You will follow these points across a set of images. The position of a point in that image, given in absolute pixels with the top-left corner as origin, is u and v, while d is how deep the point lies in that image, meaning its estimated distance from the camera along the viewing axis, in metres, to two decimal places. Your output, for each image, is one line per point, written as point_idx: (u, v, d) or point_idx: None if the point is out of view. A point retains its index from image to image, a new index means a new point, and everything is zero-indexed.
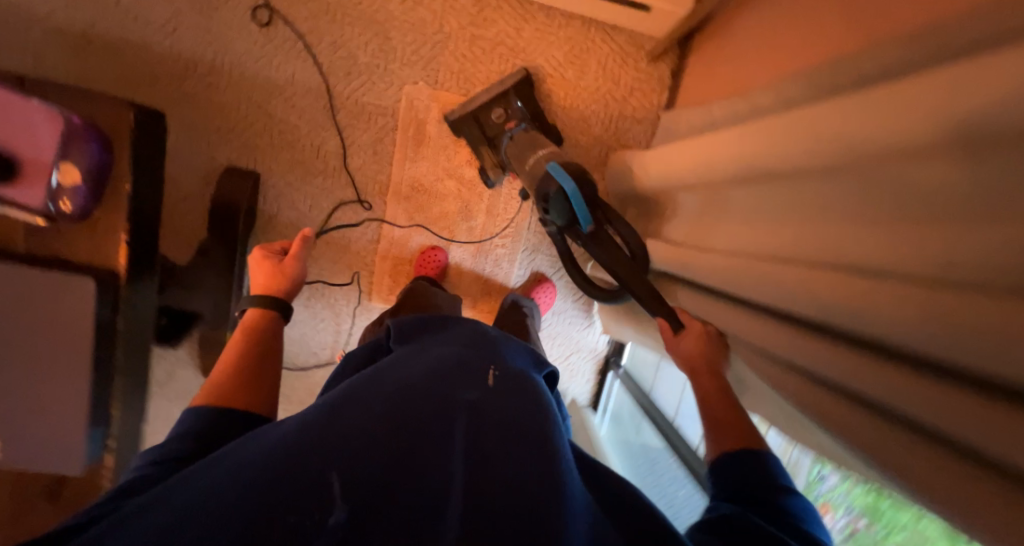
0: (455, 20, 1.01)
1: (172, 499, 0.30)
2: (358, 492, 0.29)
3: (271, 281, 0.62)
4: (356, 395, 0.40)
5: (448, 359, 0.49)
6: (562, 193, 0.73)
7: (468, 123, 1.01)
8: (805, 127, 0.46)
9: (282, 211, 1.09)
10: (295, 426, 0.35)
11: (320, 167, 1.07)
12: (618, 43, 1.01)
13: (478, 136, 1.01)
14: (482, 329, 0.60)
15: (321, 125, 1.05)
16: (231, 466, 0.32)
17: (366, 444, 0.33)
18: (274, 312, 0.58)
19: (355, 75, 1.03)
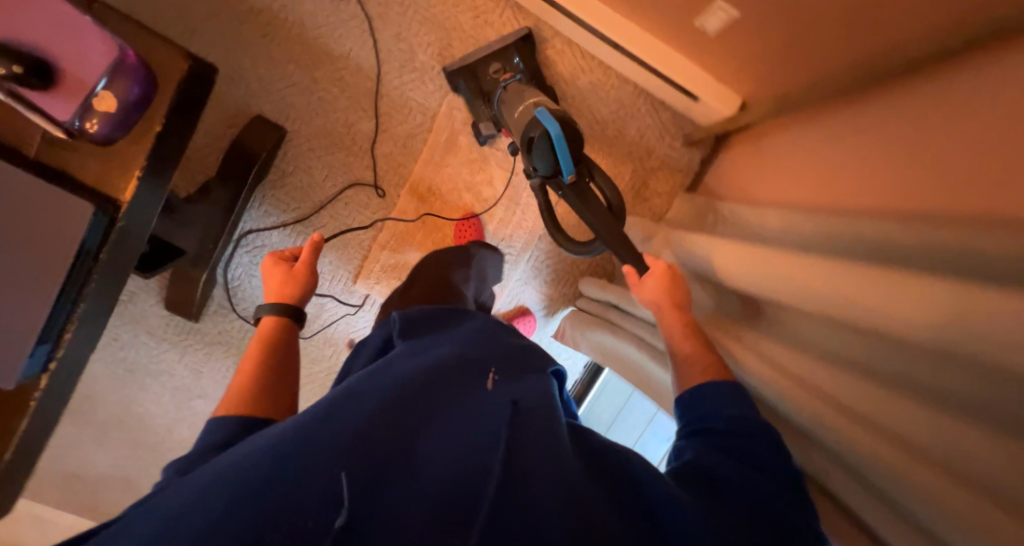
0: None
1: (176, 502, 0.33)
2: (348, 484, 0.33)
3: (282, 287, 0.63)
4: (351, 399, 0.43)
5: (441, 368, 0.51)
6: (547, 138, 0.66)
7: (466, 78, 1.00)
8: (811, 266, 0.50)
9: (296, 172, 1.10)
10: (292, 428, 0.39)
11: (348, 143, 1.08)
12: (660, 119, 1.05)
13: (474, 90, 0.99)
14: (482, 330, 0.64)
15: (361, 105, 1.07)
16: (231, 470, 0.35)
17: (349, 449, 0.36)
18: (289, 320, 0.61)
19: (408, 70, 1.06)
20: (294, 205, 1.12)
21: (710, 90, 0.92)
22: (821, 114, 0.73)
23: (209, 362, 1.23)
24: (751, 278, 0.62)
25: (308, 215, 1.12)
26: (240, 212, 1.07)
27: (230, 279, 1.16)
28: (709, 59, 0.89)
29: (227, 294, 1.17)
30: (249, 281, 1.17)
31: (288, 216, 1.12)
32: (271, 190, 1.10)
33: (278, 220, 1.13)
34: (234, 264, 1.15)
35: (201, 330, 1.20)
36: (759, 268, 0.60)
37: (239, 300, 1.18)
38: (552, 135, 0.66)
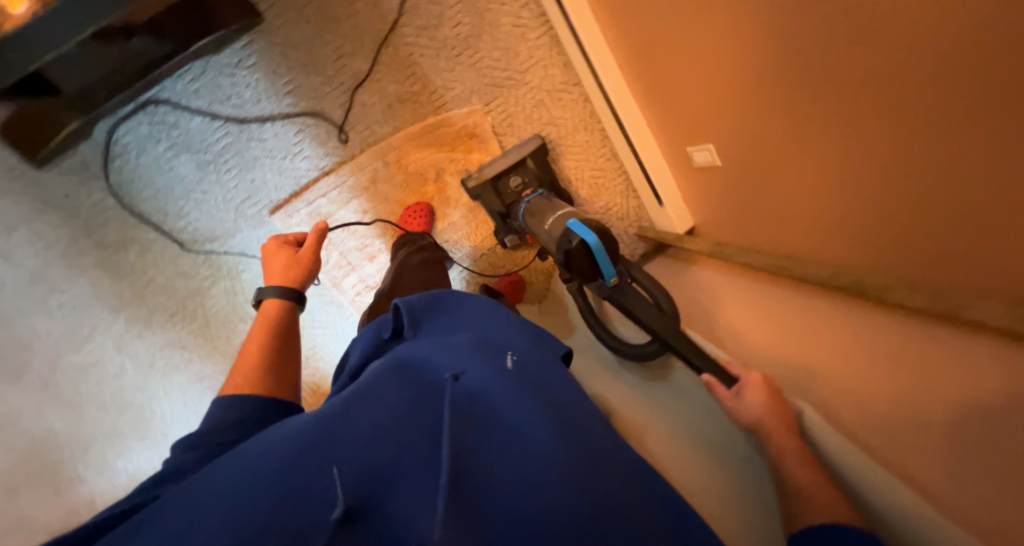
0: (539, 78, 1.04)
1: (206, 487, 0.33)
2: (361, 490, 0.32)
3: (286, 270, 0.71)
4: (372, 390, 0.42)
5: (456, 350, 0.51)
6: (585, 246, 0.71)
7: (485, 196, 0.97)
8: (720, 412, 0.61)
9: (255, 69, 0.94)
10: (314, 420, 0.38)
11: (330, 69, 0.97)
12: (626, 204, 1.15)
13: (495, 205, 0.99)
14: (494, 315, 0.64)
15: (362, 42, 0.97)
16: (253, 463, 0.34)
17: (375, 445, 0.35)
18: (290, 303, 0.68)
19: (426, 35, 0.99)
20: (234, 101, 0.95)
21: (674, 204, 1.05)
22: (745, 275, 0.88)
23: (30, 223, 0.93)
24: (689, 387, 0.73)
25: (248, 120, 0.96)
26: (159, 76, 0.89)
27: (112, 142, 0.93)
28: (685, 179, 1.01)
29: (100, 156, 0.93)
30: (136, 155, 0.95)
31: (222, 109, 0.95)
32: (213, 73, 0.93)
33: (205, 107, 0.94)
34: (125, 128, 0.93)
35: (41, 181, 0.92)
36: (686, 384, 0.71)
37: (115, 170, 0.95)
38: (590, 246, 0.71)
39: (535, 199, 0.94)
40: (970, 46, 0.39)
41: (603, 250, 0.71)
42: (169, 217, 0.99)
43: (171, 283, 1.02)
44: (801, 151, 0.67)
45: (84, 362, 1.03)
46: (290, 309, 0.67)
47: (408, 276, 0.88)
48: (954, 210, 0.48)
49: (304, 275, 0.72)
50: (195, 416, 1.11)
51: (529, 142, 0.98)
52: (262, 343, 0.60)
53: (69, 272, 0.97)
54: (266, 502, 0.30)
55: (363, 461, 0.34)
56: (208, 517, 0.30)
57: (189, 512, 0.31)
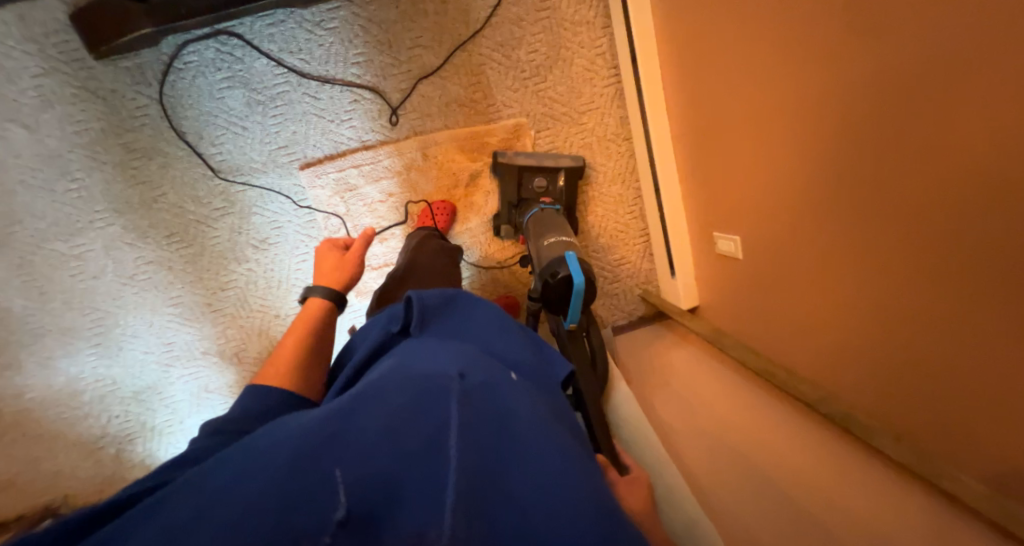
0: (593, 123, 1.07)
1: (203, 485, 0.29)
2: (367, 490, 0.27)
3: (336, 273, 0.77)
4: (383, 383, 0.39)
5: (463, 354, 0.49)
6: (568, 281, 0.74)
7: (506, 182, 0.99)
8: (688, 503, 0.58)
9: (333, 31, 0.97)
10: (327, 411, 0.34)
11: (401, 53, 1.00)
12: (640, 265, 1.15)
13: (509, 195, 1.00)
14: (507, 331, 0.62)
15: (440, 39, 1.00)
16: (256, 459, 0.30)
17: (374, 439, 0.31)
18: (333, 307, 0.71)
19: (501, 51, 1.02)
20: (303, 55, 0.98)
21: (685, 279, 1.06)
22: (736, 367, 0.88)
23: (70, 106, 0.94)
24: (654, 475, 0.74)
25: (310, 76, 0.99)
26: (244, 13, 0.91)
27: (174, 58, 0.95)
28: (704, 259, 1.02)
29: (159, 66, 0.95)
30: (193, 75, 0.97)
31: (289, 59, 0.97)
32: (293, 24, 0.97)
33: (274, 52, 0.97)
34: (192, 48, 0.95)
35: (93, 71, 0.93)
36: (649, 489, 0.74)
37: (168, 84, 0.96)
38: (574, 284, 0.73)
39: (546, 210, 0.94)
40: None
41: (577, 296, 0.74)
42: (202, 142, 0.99)
43: (181, 205, 1.01)
44: (826, 267, 0.68)
45: (68, 254, 1.00)
46: (332, 310, 0.71)
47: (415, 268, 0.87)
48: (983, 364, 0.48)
49: (346, 278, 0.77)
50: (156, 340, 1.07)
51: (570, 158, 0.99)
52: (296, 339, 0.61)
53: (86, 163, 0.97)
54: (268, 505, 0.26)
55: (375, 455, 0.30)
56: (209, 514, 0.26)
57: (185, 507, 0.27)
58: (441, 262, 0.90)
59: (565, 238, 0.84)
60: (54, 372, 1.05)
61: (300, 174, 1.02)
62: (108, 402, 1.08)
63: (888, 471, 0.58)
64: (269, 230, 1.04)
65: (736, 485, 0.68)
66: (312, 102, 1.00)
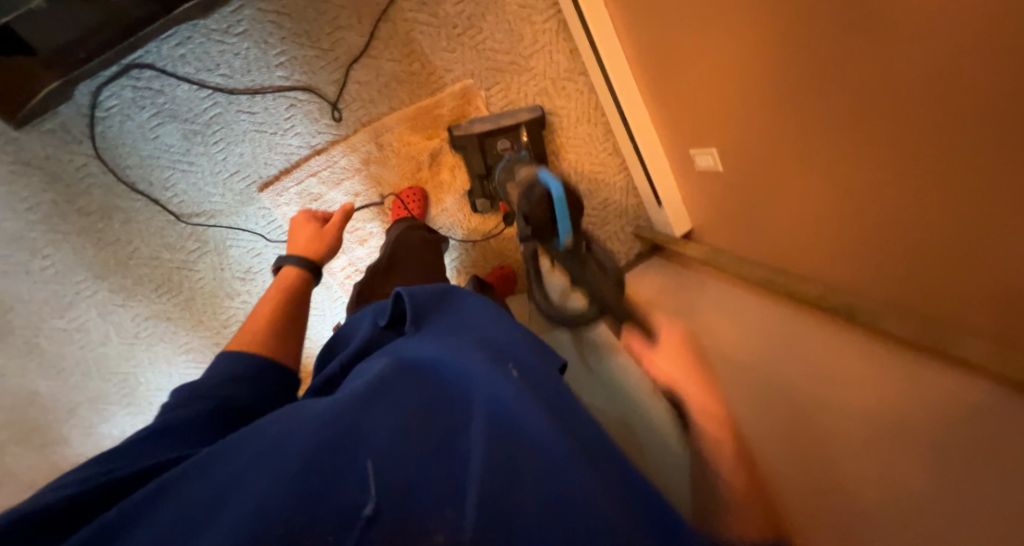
0: (544, 64, 1.00)
1: (223, 462, 0.30)
2: (391, 481, 0.28)
3: (310, 244, 0.77)
4: (398, 374, 0.39)
5: (466, 343, 0.48)
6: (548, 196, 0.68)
7: (468, 151, 0.94)
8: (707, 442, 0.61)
9: (244, 36, 0.90)
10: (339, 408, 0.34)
11: (322, 41, 0.92)
12: (624, 201, 1.12)
13: (475, 165, 0.95)
14: (496, 315, 0.60)
15: (359, 14, 0.92)
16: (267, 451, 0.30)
17: (392, 433, 0.32)
18: (308, 275, 0.71)
19: (426, 11, 0.93)
20: (223, 70, 0.91)
21: (672, 207, 1.03)
22: (734, 285, 0.88)
23: (10, 186, 0.90)
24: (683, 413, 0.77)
25: (238, 91, 0.92)
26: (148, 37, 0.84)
27: (95, 107, 0.90)
28: (687, 182, 0.98)
29: (83, 119, 0.90)
30: (120, 121, 0.92)
31: (210, 78, 0.91)
32: (202, 39, 0.89)
33: (192, 74, 0.90)
34: (108, 91, 0.89)
35: (19, 142, 0.89)
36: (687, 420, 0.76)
37: (97, 137, 0.91)
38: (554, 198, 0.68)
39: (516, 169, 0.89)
40: (1002, 59, 0.36)
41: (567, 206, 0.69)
42: (154, 187, 0.96)
43: (157, 255, 1.00)
44: (810, 173, 0.65)
45: (69, 327, 1.02)
46: (305, 278, 0.71)
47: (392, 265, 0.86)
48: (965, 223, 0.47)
49: (325, 249, 0.78)
50: (181, 387, 1.11)
51: (528, 110, 0.94)
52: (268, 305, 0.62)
53: (51, 238, 0.95)
54: (295, 483, 0.27)
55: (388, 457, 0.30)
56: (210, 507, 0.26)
57: (209, 484, 0.28)
58: (420, 252, 0.89)
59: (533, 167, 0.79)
60: (100, 438, 1.12)
61: (262, 195, 0.99)
62: None
63: None
64: (250, 259, 1.03)
65: None
66: (249, 118, 0.95)
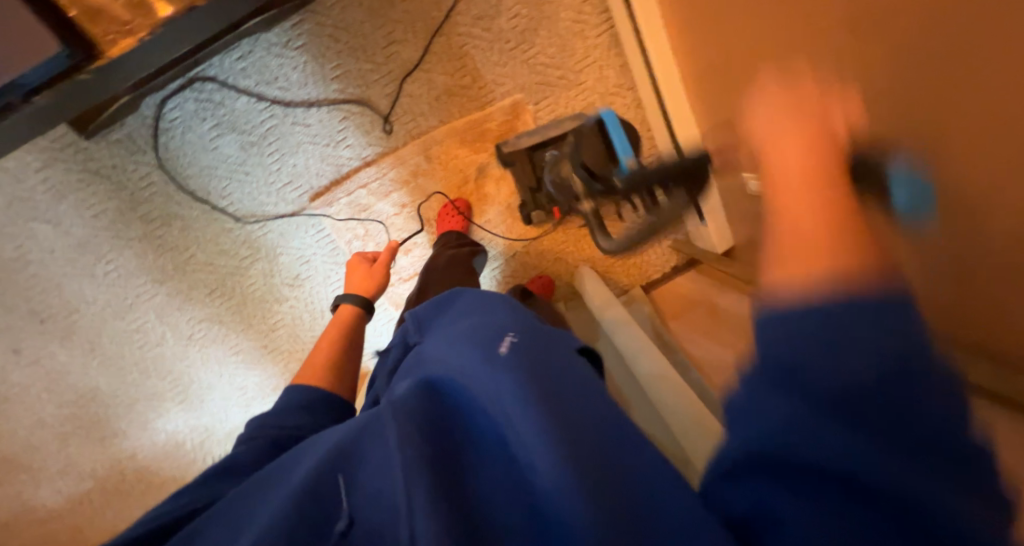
0: (593, 79, 0.99)
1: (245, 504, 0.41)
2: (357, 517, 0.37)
3: (364, 282, 0.86)
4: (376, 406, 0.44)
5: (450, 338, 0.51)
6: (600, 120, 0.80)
7: (518, 164, 0.95)
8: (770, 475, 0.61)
9: (303, 50, 0.92)
10: (337, 439, 0.43)
11: (378, 55, 0.93)
12: None
13: (527, 177, 0.96)
14: (497, 300, 0.63)
15: (415, 28, 0.93)
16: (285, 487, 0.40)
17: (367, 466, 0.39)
18: (362, 311, 0.82)
19: (480, 26, 0.94)
20: (281, 83, 0.93)
21: (718, 225, 1.01)
22: None
23: (80, 193, 0.95)
24: None
25: (294, 103, 0.94)
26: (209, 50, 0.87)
27: (159, 118, 0.93)
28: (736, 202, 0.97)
29: (148, 131, 0.94)
30: (181, 132, 0.94)
31: (268, 91, 0.93)
32: (262, 52, 0.91)
33: (252, 87, 0.93)
34: (171, 104, 0.93)
35: (89, 152, 0.93)
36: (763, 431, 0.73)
37: (161, 146, 0.95)
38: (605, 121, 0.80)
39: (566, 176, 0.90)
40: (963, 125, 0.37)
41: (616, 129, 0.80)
42: (212, 196, 0.99)
43: (212, 260, 1.03)
44: None
45: (128, 328, 1.06)
46: (361, 314, 0.81)
47: (436, 277, 0.86)
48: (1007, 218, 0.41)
49: (376, 288, 0.87)
50: (230, 387, 1.15)
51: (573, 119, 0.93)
52: (326, 345, 0.73)
53: (115, 243, 0.99)
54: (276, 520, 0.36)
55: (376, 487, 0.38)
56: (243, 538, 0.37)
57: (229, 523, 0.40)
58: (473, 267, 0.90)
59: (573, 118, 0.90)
60: (155, 432, 1.17)
61: (314, 205, 1.01)
62: (208, 446, 1.19)
63: None
64: (299, 267, 1.06)
65: None
66: (303, 130, 0.97)
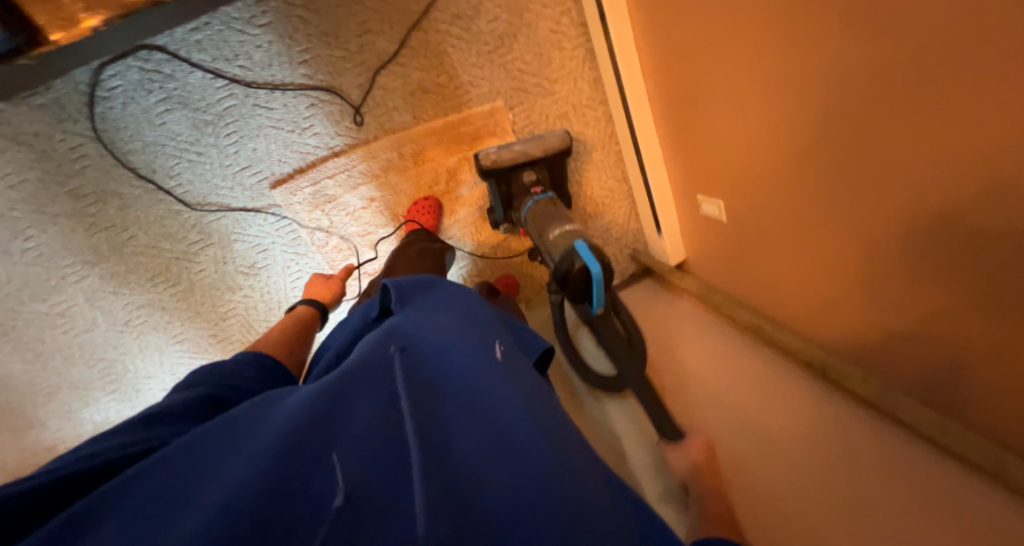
0: (567, 90, 1.02)
1: (201, 459, 0.35)
2: (350, 478, 0.33)
3: (323, 291, 0.89)
4: (365, 376, 0.46)
5: (441, 331, 0.57)
6: (586, 271, 0.75)
7: (495, 177, 0.96)
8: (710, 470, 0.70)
9: (267, 27, 0.86)
10: (318, 398, 0.41)
11: (351, 44, 0.90)
12: (626, 225, 1.18)
13: (502, 192, 0.98)
14: (475, 304, 0.70)
15: (391, 19, 0.90)
16: (236, 445, 0.36)
17: (368, 435, 0.38)
18: (317, 312, 0.83)
19: (459, 26, 0.93)
20: (243, 61, 0.87)
21: (672, 238, 1.10)
22: (726, 322, 0.98)
23: None
24: (724, 429, 0.82)
25: (257, 84, 0.89)
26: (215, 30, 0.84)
27: (95, 84, 0.84)
28: (689, 220, 1.05)
29: (80, 98, 0.84)
30: (123, 103, 0.86)
31: (227, 67, 0.87)
32: (221, 26, 0.84)
33: (208, 62, 0.86)
34: (112, 70, 0.84)
35: (6, 115, 0.82)
36: (712, 432, 0.83)
37: (97, 116, 0.85)
38: (592, 274, 0.75)
39: (542, 199, 0.96)
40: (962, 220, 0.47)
41: (599, 284, 0.76)
42: (157, 174, 0.91)
43: (155, 244, 0.96)
44: (808, 240, 0.74)
45: (50, 312, 0.97)
46: (317, 314, 0.83)
47: (399, 272, 0.86)
48: (945, 282, 0.55)
49: (332, 298, 0.89)
50: (170, 376, 1.10)
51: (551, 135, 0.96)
52: (282, 328, 0.73)
53: (37, 218, 0.89)
54: (268, 473, 0.32)
55: (356, 457, 0.36)
56: (179, 507, 0.30)
57: (171, 477, 0.33)
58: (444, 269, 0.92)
59: (568, 226, 0.87)
60: (79, 423, 1.10)
61: (275, 193, 0.96)
62: None
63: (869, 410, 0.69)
64: (256, 255, 1.02)
65: (742, 434, 0.80)
66: (266, 113, 0.91)
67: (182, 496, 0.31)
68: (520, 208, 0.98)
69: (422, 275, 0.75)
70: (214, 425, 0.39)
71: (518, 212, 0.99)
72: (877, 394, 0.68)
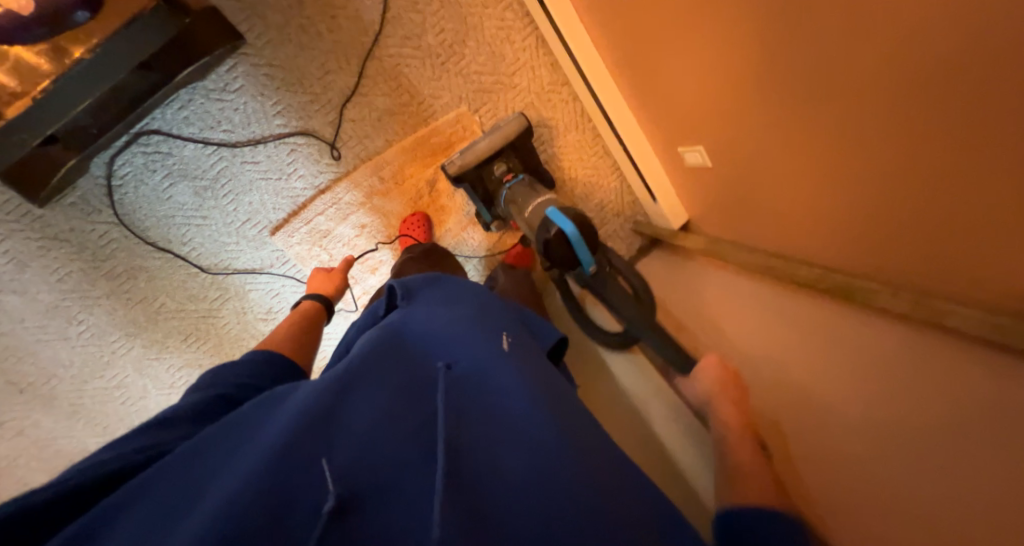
0: (527, 80, 1.03)
1: (202, 469, 0.34)
2: (352, 480, 0.32)
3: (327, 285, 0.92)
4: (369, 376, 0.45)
5: (447, 329, 0.56)
6: (562, 235, 0.74)
7: (468, 181, 0.97)
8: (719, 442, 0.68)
9: (240, 90, 0.94)
10: (320, 395, 0.40)
11: (316, 87, 0.96)
12: (621, 200, 1.15)
13: (480, 193, 0.99)
14: (481, 298, 0.69)
15: (346, 56, 0.96)
16: (238, 450, 0.36)
17: (370, 436, 0.37)
18: (321, 306, 0.86)
19: (410, 46, 0.98)
20: (225, 126, 0.95)
21: (668, 201, 1.05)
22: (739, 272, 0.92)
23: (40, 261, 0.95)
24: None
25: (241, 144, 0.97)
26: (199, 103, 0.93)
27: (111, 176, 0.94)
28: (680, 178, 1.00)
29: (100, 190, 0.94)
30: (134, 186, 0.96)
31: (213, 135, 0.95)
32: (201, 99, 0.93)
33: (197, 134, 0.95)
34: (120, 160, 0.94)
35: (44, 218, 0.93)
36: None
37: (118, 203, 0.96)
38: (568, 236, 0.74)
39: (518, 188, 0.96)
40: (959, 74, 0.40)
41: (581, 243, 0.74)
42: (174, 244, 1.01)
43: (183, 307, 1.06)
44: (794, 153, 0.68)
45: (109, 386, 1.09)
46: (322, 309, 0.86)
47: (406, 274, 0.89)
48: (954, 173, 0.47)
49: (336, 291, 0.92)
50: None
51: (512, 122, 0.96)
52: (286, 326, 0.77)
53: (83, 303, 1.00)
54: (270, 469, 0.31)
55: (358, 456, 0.34)
56: (181, 515, 0.29)
57: (173, 488, 0.32)
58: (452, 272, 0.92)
59: (543, 198, 0.90)
60: None
61: (278, 238, 1.03)
62: None
63: (904, 325, 0.60)
64: (270, 301, 1.10)
65: None
66: (256, 170, 0.99)
67: (184, 501, 0.31)
68: (501, 202, 0.99)
69: (431, 276, 0.76)
70: (220, 435, 0.39)
71: (500, 207, 1.00)
72: (904, 304, 0.58)
